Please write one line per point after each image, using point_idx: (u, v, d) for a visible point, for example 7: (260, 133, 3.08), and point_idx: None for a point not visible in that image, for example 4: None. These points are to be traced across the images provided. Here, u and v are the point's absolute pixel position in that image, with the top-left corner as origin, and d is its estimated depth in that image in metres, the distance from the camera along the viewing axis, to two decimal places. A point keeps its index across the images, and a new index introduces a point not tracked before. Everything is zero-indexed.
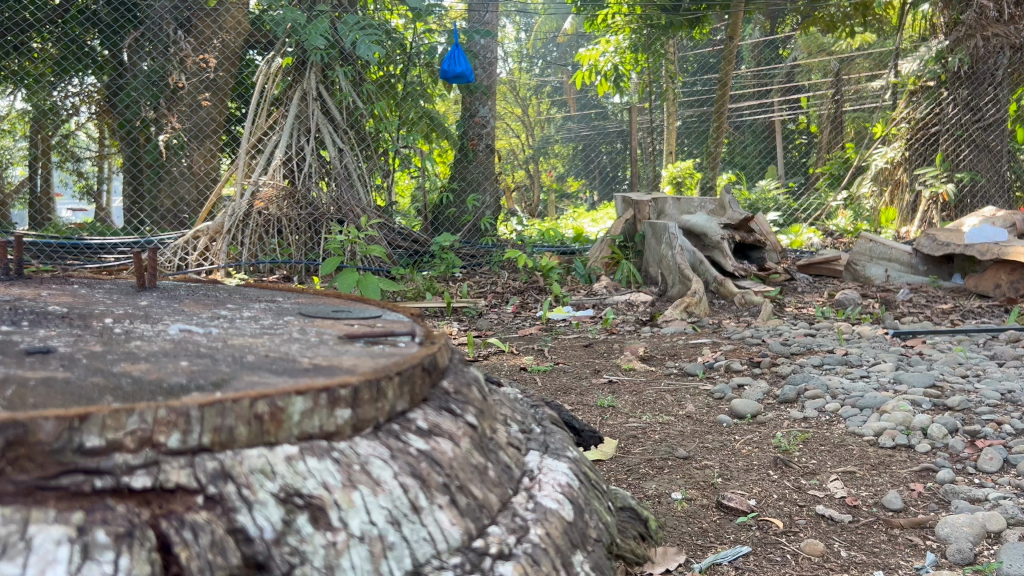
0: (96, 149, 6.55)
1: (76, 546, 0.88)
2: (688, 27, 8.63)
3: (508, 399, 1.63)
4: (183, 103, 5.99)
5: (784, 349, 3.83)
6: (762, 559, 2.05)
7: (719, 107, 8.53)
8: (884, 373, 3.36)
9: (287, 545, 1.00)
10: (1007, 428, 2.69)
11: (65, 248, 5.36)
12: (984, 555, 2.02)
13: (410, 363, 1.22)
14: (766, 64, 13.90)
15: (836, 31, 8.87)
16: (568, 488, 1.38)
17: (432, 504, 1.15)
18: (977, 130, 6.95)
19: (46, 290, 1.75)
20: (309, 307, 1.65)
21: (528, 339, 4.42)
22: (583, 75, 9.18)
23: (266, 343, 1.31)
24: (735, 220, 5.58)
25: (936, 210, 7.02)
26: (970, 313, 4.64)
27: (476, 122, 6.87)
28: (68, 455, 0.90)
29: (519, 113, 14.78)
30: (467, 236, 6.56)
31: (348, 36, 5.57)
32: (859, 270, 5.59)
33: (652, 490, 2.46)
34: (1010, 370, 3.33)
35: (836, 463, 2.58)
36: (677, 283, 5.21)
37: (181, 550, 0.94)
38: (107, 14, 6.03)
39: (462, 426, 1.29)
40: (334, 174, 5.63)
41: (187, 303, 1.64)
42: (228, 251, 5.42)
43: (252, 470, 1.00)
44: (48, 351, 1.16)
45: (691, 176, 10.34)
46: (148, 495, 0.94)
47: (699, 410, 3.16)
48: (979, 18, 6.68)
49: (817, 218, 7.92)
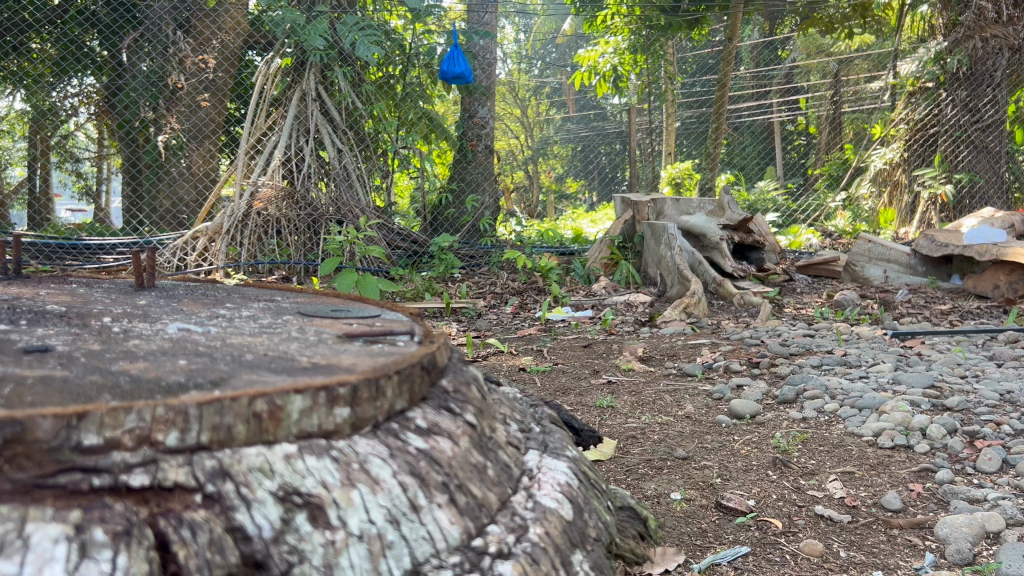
0: (95, 149, 6.56)
1: (74, 544, 0.88)
2: (688, 28, 8.63)
3: (507, 398, 1.63)
4: (182, 103, 5.98)
5: (783, 350, 3.83)
6: (761, 559, 2.05)
7: (719, 108, 8.53)
8: (883, 373, 3.36)
9: (285, 544, 1.00)
10: (1006, 428, 2.69)
11: (65, 248, 5.35)
12: (983, 556, 2.02)
13: (409, 361, 1.21)
14: (765, 65, 13.89)
15: (836, 31, 8.86)
16: (568, 487, 1.38)
17: (431, 503, 1.15)
18: (976, 131, 6.93)
19: (45, 289, 1.74)
20: (308, 306, 1.65)
21: (527, 340, 4.42)
22: (583, 75, 9.19)
23: (264, 342, 1.30)
24: (734, 220, 5.58)
25: (935, 210, 7.05)
26: (969, 314, 4.64)
27: (475, 123, 6.87)
28: (66, 453, 0.90)
29: (518, 114, 14.79)
30: (467, 236, 6.56)
31: (348, 36, 5.57)
32: (859, 270, 5.60)
33: (651, 490, 2.45)
34: (1009, 371, 3.33)
35: (836, 463, 2.58)
36: (676, 284, 5.21)
37: (179, 549, 0.93)
38: (107, 14, 6.02)
39: (461, 425, 1.29)
40: (334, 174, 5.64)
41: (186, 303, 1.63)
42: (227, 252, 5.42)
43: (251, 468, 1.00)
44: (46, 350, 1.16)
45: (690, 177, 10.34)
46: (146, 493, 0.94)
47: (698, 410, 3.16)
48: (978, 19, 6.65)
49: (815, 220, 8.00)
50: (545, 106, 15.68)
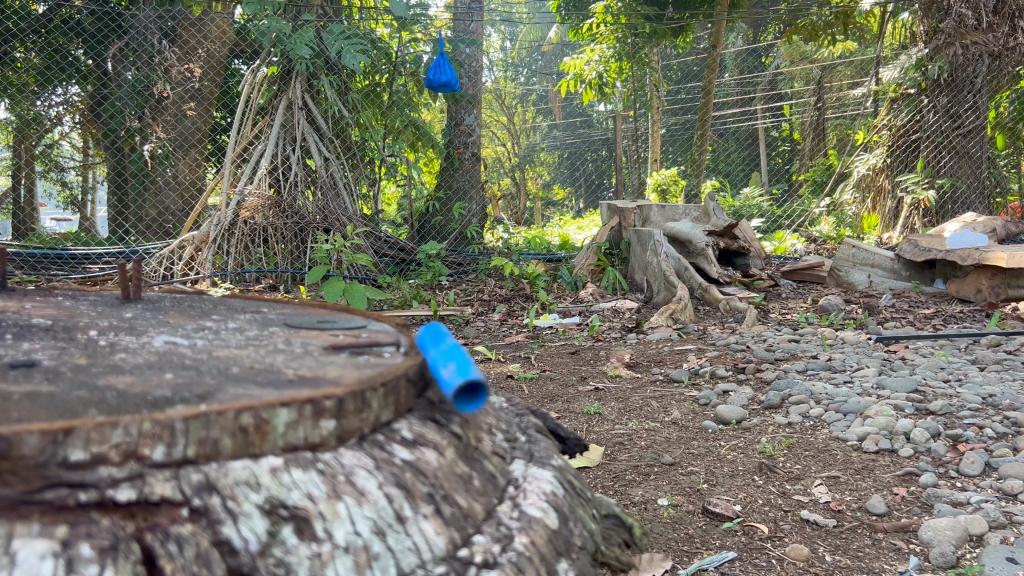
0: (80, 158, 6.59)
1: (61, 560, 0.88)
2: (672, 36, 8.64)
3: (492, 408, 1.65)
4: (168, 113, 6.01)
5: (769, 355, 3.86)
6: (747, 564, 2.07)
7: (704, 115, 8.49)
8: (867, 378, 3.40)
9: (271, 556, 1.01)
10: (988, 432, 2.73)
11: (50, 258, 5.34)
12: (966, 558, 2.03)
13: (394, 373, 1.22)
14: (748, 73, 14.05)
15: (820, 39, 8.85)
16: (554, 496, 1.39)
17: (417, 514, 1.16)
18: (957, 136, 7.00)
19: (29, 302, 1.74)
20: (294, 317, 1.67)
21: (515, 347, 4.42)
22: (569, 84, 9.19)
23: (251, 354, 1.31)
24: (720, 227, 5.65)
25: (918, 215, 7.09)
26: (952, 317, 4.69)
27: (461, 131, 6.87)
28: (53, 469, 0.90)
29: (504, 121, 15.64)
30: (454, 244, 6.59)
31: (334, 46, 5.55)
32: (842, 275, 5.71)
33: (638, 497, 2.47)
34: (992, 375, 3.36)
35: (821, 468, 2.60)
36: (662, 290, 5.22)
37: (166, 563, 0.94)
38: (92, 24, 6.07)
39: (447, 436, 1.30)
40: (320, 183, 5.68)
41: (171, 315, 1.64)
42: (214, 261, 5.38)
43: (237, 482, 1.01)
44: (32, 364, 1.17)
45: (676, 184, 10.13)
46: (132, 508, 0.95)
47: (685, 416, 3.19)
48: (958, 26, 6.77)
49: (799, 225, 8.11)
50: (531, 114, 15.84)
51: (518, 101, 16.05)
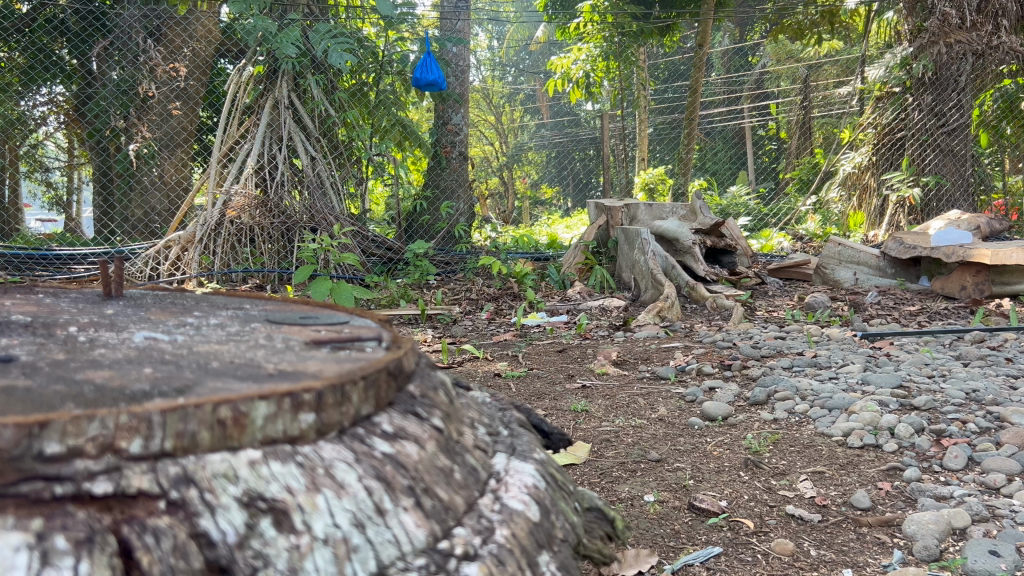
0: (64, 159, 6.45)
1: (35, 552, 0.88)
2: (659, 35, 8.74)
3: (475, 402, 1.65)
4: (154, 112, 5.98)
5: (754, 352, 3.89)
6: (733, 559, 2.08)
7: (690, 115, 8.51)
8: (852, 374, 3.42)
9: (249, 549, 1.01)
10: (971, 427, 2.75)
11: (34, 259, 5.33)
12: (949, 552, 2.05)
13: (375, 367, 1.22)
14: (735, 72, 14.09)
15: (806, 39, 8.87)
16: (535, 489, 1.39)
17: (397, 506, 1.16)
18: (941, 135, 6.99)
19: (10, 299, 1.73)
20: (276, 313, 1.66)
21: (503, 346, 4.43)
22: (556, 83, 9.20)
23: (231, 349, 1.31)
24: (706, 225, 5.67)
25: (903, 213, 7.12)
26: (937, 314, 4.73)
27: (448, 130, 6.85)
28: (28, 462, 0.89)
29: (493, 121, 15.67)
30: (442, 243, 6.58)
31: (320, 45, 5.53)
32: (829, 273, 5.73)
33: (624, 493, 2.48)
34: (975, 370, 3.39)
35: (806, 463, 2.62)
36: (649, 288, 5.24)
37: (143, 555, 0.94)
38: (76, 23, 6.08)
39: (428, 430, 1.31)
40: (307, 182, 5.67)
41: (153, 311, 1.63)
42: (200, 261, 5.35)
43: (215, 474, 1.00)
44: (9, 359, 1.16)
45: (664, 183, 10.20)
46: (109, 500, 0.94)
47: (671, 413, 3.20)
48: (942, 25, 6.76)
49: (787, 223, 8.31)
50: (518, 113, 16.06)
51: (507, 100, 16.22)
